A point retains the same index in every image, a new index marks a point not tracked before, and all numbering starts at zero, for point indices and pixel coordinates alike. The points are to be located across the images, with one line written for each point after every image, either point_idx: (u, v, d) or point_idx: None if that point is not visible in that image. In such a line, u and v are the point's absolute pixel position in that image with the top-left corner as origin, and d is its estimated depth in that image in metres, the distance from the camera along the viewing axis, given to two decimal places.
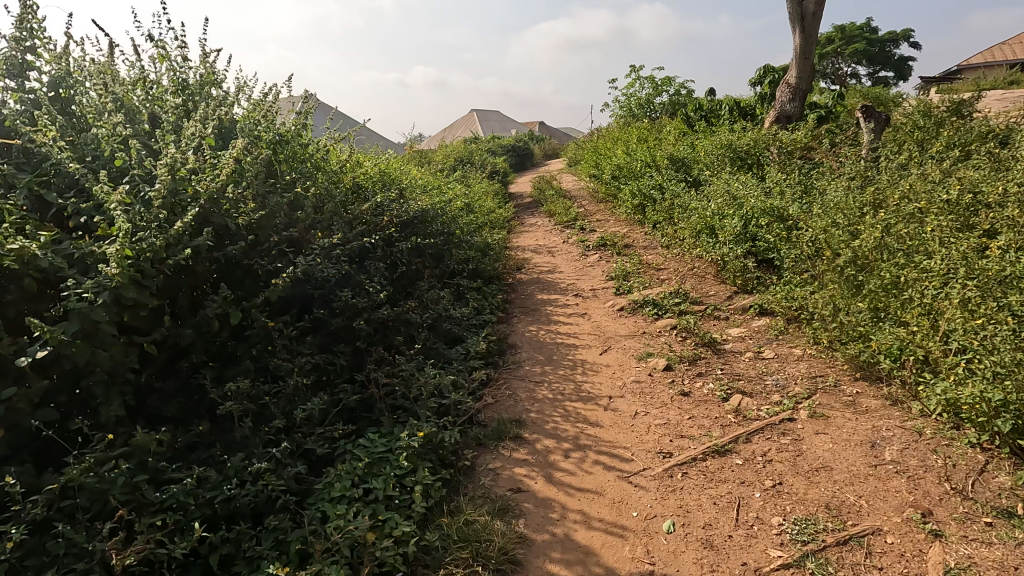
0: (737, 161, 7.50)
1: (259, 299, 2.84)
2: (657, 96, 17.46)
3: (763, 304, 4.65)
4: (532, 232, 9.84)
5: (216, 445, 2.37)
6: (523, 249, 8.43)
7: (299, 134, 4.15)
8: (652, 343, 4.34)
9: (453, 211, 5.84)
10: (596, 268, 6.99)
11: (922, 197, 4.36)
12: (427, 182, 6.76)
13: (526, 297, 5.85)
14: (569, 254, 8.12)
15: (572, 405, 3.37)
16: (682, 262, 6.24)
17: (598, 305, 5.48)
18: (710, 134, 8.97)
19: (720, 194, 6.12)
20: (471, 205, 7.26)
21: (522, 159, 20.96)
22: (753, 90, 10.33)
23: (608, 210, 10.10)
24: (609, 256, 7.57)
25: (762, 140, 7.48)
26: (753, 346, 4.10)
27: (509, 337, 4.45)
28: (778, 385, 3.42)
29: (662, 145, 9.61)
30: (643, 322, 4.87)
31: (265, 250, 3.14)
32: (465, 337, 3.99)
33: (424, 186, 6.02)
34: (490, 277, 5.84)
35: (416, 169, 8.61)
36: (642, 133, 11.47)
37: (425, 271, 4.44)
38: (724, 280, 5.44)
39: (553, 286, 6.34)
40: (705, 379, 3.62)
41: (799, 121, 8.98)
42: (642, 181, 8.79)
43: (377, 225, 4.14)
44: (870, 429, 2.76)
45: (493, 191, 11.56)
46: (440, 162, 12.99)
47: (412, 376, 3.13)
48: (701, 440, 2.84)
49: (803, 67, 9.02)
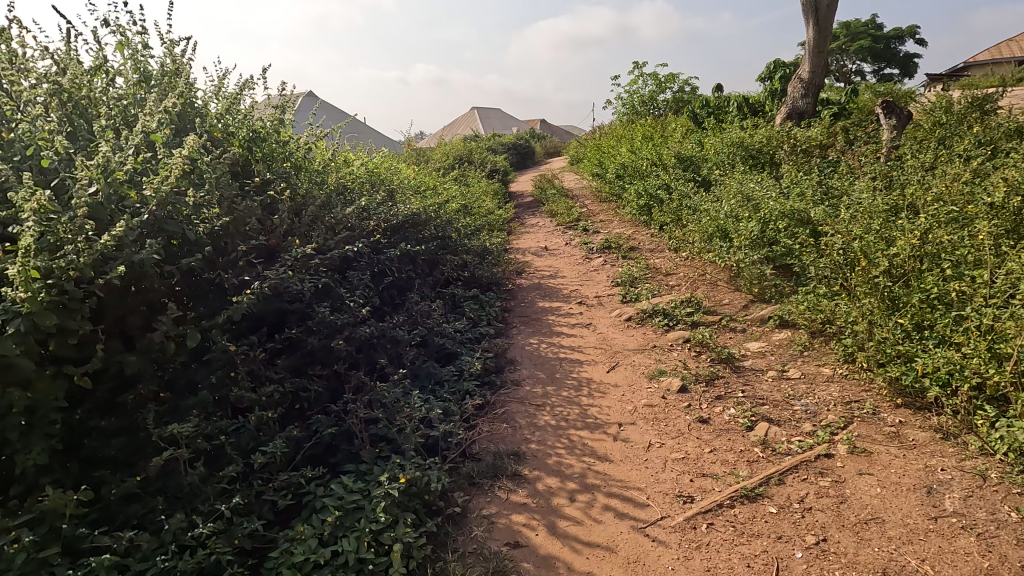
0: (748, 160, 7.13)
1: (220, 319, 2.49)
2: (661, 93, 17.10)
3: (784, 316, 4.28)
4: (533, 233, 9.48)
5: (160, 497, 2.02)
6: (524, 252, 8.07)
7: (278, 131, 3.79)
8: (664, 358, 3.98)
9: (448, 212, 5.47)
10: (601, 272, 6.63)
11: (959, 200, 4.01)
12: (422, 182, 6.40)
13: (526, 305, 5.49)
14: (572, 257, 7.76)
15: (577, 433, 3.01)
16: (692, 267, 5.88)
17: (604, 314, 5.12)
18: (719, 131, 8.59)
19: (733, 194, 5.75)
20: (468, 206, 6.89)
21: (523, 158, 20.59)
22: (763, 85, 9.96)
23: (612, 210, 9.74)
24: (614, 259, 7.21)
25: (775, 138, 7.12)
26: (775, 364, 3.73)
27: (508, 352, 4.09)
28: (809, 411, 3.06)
29: (668, 142, 9.23)
30: (653, 334, 4.50)
31: (231, 262, 2.79)
32: (459, 354, 3.63)
33: (418, 186, 5.65)
34: (488, 284, 5.48)
35: (412, 168, 8.25)
36: (647, 130, 11.09)
37: (416, 280, 4.08)
38: (738, 287, 5.08)
39: (555, 293, 5.98)
40: (725, 402, 3.26)
41: (812, 118, 8.60)
42: (648, 181, 8.42)
43: (363, 231, 3.78)
44: (922, 470, 2.40)
45: (493, 190, 11.20)
46: (438, 161, 12.63)
47: (396, 404, 2.77)
48: (727, 481, 2.48)
49: (816, 61, 8.65)
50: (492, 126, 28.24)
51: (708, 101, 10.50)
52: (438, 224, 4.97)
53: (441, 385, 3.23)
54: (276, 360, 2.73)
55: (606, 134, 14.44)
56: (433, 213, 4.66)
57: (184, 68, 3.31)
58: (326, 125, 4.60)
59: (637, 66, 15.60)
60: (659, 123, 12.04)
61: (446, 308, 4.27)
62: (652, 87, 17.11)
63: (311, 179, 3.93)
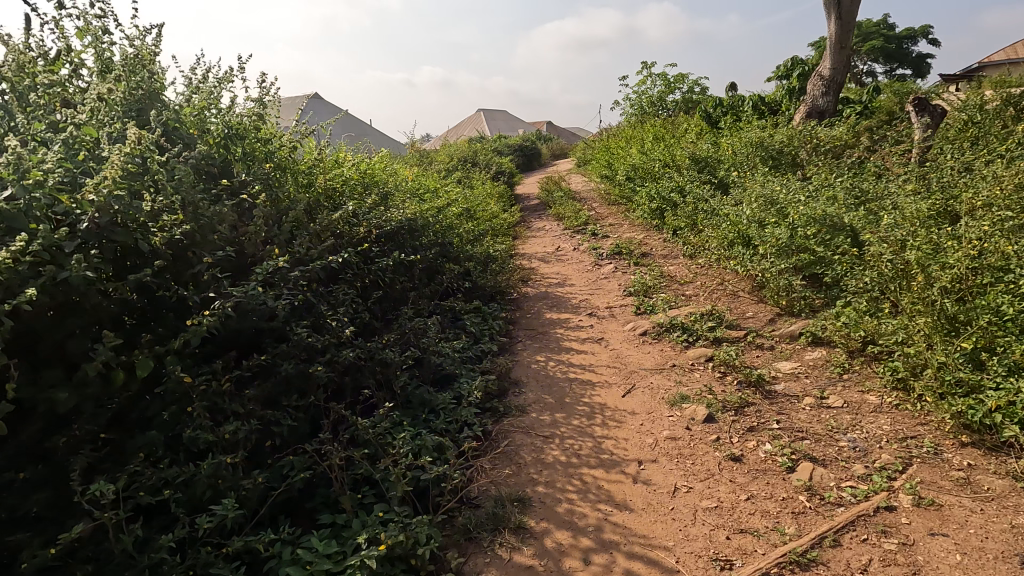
0: (768, 162, 6.73)
1: (174, 345, 2.13)
2: (671, 94, 16.71)
3: (817, 333, 3.88)
4: (540, 238, 9.11)
5: (87, 567, 1.67)
6: (531, 258, 7.70)
7: (260, 128, 3.44)
8: (685, 380, 3.59)
9: (449, 217, 5.11)
10: (612, 281, 6.24)
11: (1016, 205, 3.60)
12: (422, 184, 6.04)
13: (532, 317, 5.11)
14: (580, 262, 7.38)
15: (591, 473, 2.63)
16: (711, 276, 5.49)
17: (616, 328, 4.73)
18: (735, 131, 8.19)
19: (755, 198, 5.35)
20: (471, 209, 6.52)
21: (530, 159, 20.22)
22: (781, 84, 9.54)
23: (622, 214, 9.35)
24: (625, 266, 6.83)
25: (796, 138, 6.72)
26: (811, 389, 3.34)
27: (512, 372, 3.72)
28: (858, 449, 2.66)
29: (681, 143, 8.83)
30: (672, 351, 4.11)
31: (193, 276, 2.43)
32: (457, 377, 3.26)
33: (416, 189, 5.28)
34: (492, 294, 5.10)
35: (413, 171, 7.90)
36: (658, 131, 10.70)
37: (411, 292, 3.71)
38: (763, 299, 4.68)
39: (564, 303, 5.60)
40: (758, 436, 2.87)
41: (833, 118, 8.18)
42: (661, 183, 8.03)
43: (352, 239, 3.42)
44: (1010, 532, 2.01)
45: (498, 193, 10.84)
46: (442, 162, 12.29)
47: (382, 442, 2.40)
48: (772, 542, 2.10)
49: (838, 57, 8.23)
50: (498, 127, 27.91)
51: (722, 101, 10.11)
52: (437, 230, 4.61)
53: (436, 415, 2.85)
54: (243, 390, 2.37)
55: (615, 135, 14.06)
56: (432, 219, 4.30)
57: (152, 55, 2.97)
58: (315, 122, 4.25)
59: (646, 66, 15.22)
60: (670, 124, 11.64)
61: (444, 323, 3.90)
62: (661, 87, 16.71)
63: (296, 181, 3.57)
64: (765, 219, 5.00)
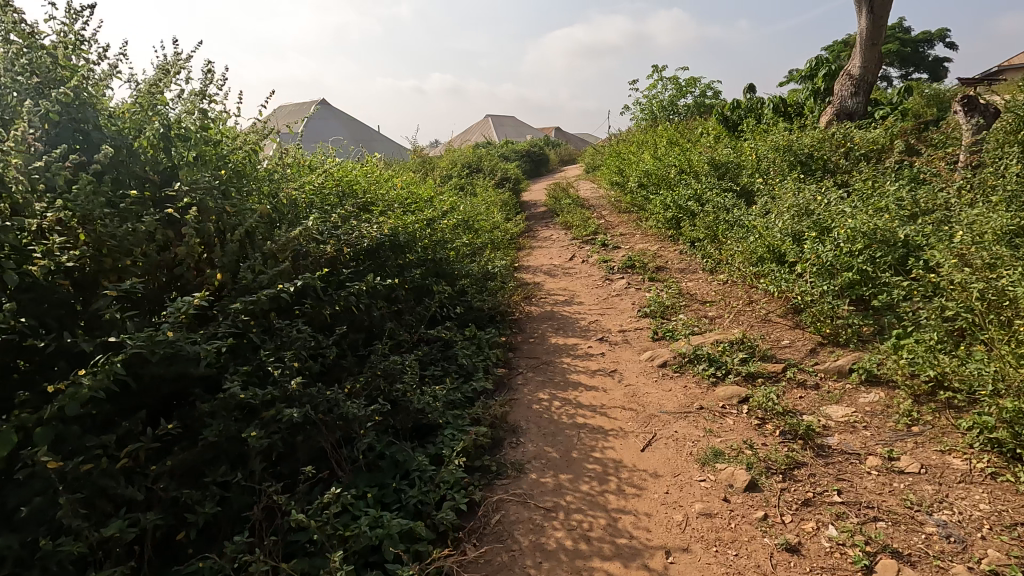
0: (797, 168, 6.13)
1: (45, 414, 1.60)
2: (683, 98, 16.14)
3: (872, 370, 3.27)
4: (546, 249, 8.55)
5: None
6: (536, 271, 7.14)
7: (210, 128, 2.92)
8: (716, 429, 3.00)
9: (443, 230, 4.56)
10: (625, 298, 5.66)
11: None
12: (415, 193, 5.50)
13: (536, 342, 4.53)
14: (589, 276, 6.81)
15: (605, 567, 2.06)
16: (736, 296, 4.89)
17: (631, 357, 4.14)
18: (758, 134, 7.60)
19: (787, 209, 4.76)
20: (470, 219, 5.97)
21: (537, 165, 19.68)
22: (806, 85, 8.93)
23: (634, 222, 8.77)
24: (638, 281, 6.24)
25: (828, 141, 6.11)
26: (874, 446, 2.73)
27: (508, 417, 3.15)
28: (954, 538, 2.07)
29: (698, 147, 8.24)
30: (697, 388, 3.51)
31: (92, 313, 1.91)
32: (440, 429, 2.70)
33: (407, 198, 4.73)
34: (490, 317, 4.53)
35: (410, 178, 7.37)
36: (672, 135, 10.11)
37: (389, 322, 3.16)
38: (800, 325, 4.08)
39: (571, 324, 5.03)
40: (818, 512, 2.28)
41: (865, 120, 7.57)
42: (677, 191, 7.44)
43: (317, 261, 2.88)
44: None
45: (502, 201, 10.31)
46: (444, 169, 11.77)
47: (331, 534, 1.85)
48: None
49: (870, 55, 7.61)
50: (505, 133, 27.44)
51: (740, 103, 9.51)
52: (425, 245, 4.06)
53: (409, 484, 2.30)
54: (148, 465, 1.83)
55: (625, 140, 13.48)
56: (421, 233, 3.75)
57: (72, 39, 2.46)
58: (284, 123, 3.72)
59: (657, 68, 14.68)
60: (684, 128, 11.05)
61: (430, 356, 3.34)
62: (672, 91, 16.13)
63: (254, 191, 3.04)
64: (801, 232, 4.41)
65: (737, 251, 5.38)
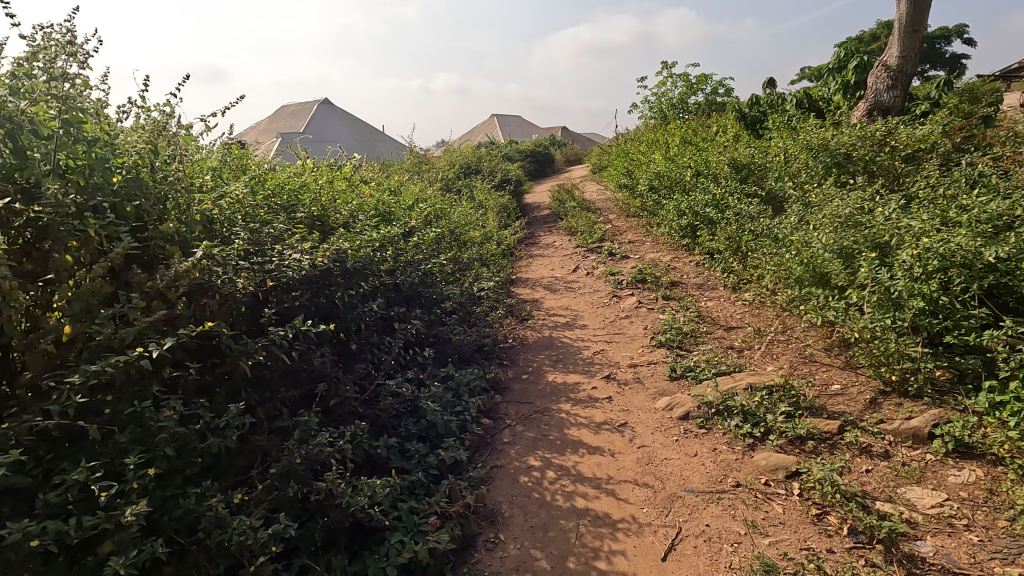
0: (833, 171, 5.35)
1: None
2: (695, 94, 15.34)
3: (962, 438, 2.52)
4: (548, 258, 7.81)
5: None
6: (536, 286, 6.41)
7: (89, 123, 2.21)
8: (764, 523, 2.26)
9: (418, 245, 3.82)
10: (635, 321, 4.92)
11: None
12: (392, 200, 4.77)
13: (529, 380, 3.79)
14: (595, 292, 6.08)
15: None
16: (769, 327, 4.14)
17: (644, 403, 3.40)
18: (784, 132, 6.82)
19: (830, 221, 3.99)
20: (458, 228, 5.23)
21: (542, 165, 18.92)
22: (834, 77, 8.13)
23: (644, 229, 8.02)
24: (650, 299, 5.50)
25: (869, 139, 5.33)
26: (988, 562, 1.99)
27: (486, 500, 2.43)
28: None
29: (716, 147, 7.46)
30: (731, 453, 2.77)
31: None
32: (385, 535, 2.00)
33: (377, 206, 4.00)
34: (475, 350, 3.80)
35: (396, 182, 6.63)
36: (686, 134, 9.33)
37: (328, 376, 2.46)
38: (854, 367, 3.33)
39: (572, 354, 4.29)
40: None
41: (904, 115, 6.78)
42: (693, 196, 6.68)
43: (227, 301, 2.18)
44: None
45: (502, 205, 9.57)
46: (441, 170, 11.05)
47: None
48: None
49: (910, 43, 6.82)
50: (510, 132, 26.71)
51: (759, 98, 8.72)
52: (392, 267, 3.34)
53: None
54: None
55: (634, 139, 12.69)
56: (385, 254, 3.04)
57: None
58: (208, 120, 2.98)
59: (667, 64, 13.88)
60: (697, 125, 10.26)
61: (388, 416, 2.62)
62: (682, 88, 15.34)
63: (156, 206, 2.33)
64: (852, 249, 3.64)
65: (769, 268, 4.62)
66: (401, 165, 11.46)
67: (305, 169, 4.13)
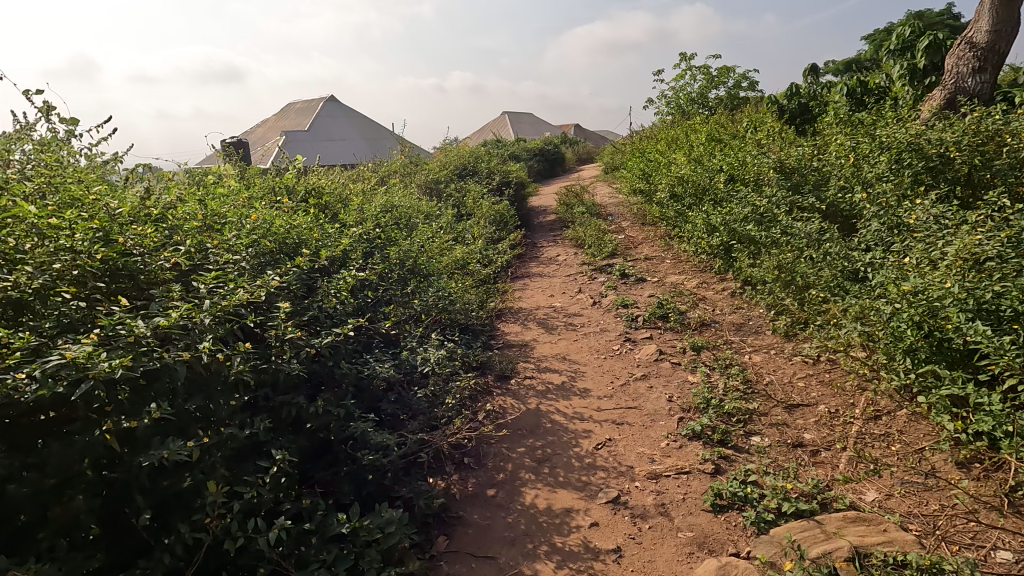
0: (925, 179, 3.98)
1: None
2: (718, 86, 13.94)
3: None
4: (547, 279, 6.52)
5: None
6: (529, 320, 5.12)
7: None
8: None
9: (326, 299, 2.55)
10: (654, 387, 3.60)
11: None
12: (321, 220, 3.50)
13: (493, 503, 2.53)
14: (602, 330, 4.77)
15: None
16: (860, 428, 2.85)
17: (674, 567, 2.11)
18: (842, 126, 5.44)
19: (960, 264, 2.69)
20: (418, 256, 3.94)
21: (551, 164, 17.62)
22: (898, 61, 6.71)
23: (664, 244, 6.69)
24: (673, 347, 4.18)
25: (973, 136, 3.96)
26: None
27: None
28: None
29: (753, 145, 6.07)
30: None
31: None
32: None
33: (273, 237, 2.72)
34: (414, 457, 2.54)
35: (358, 194, 5.38)
36: (713, 129, 7.97)
37: None
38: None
39: (565, 445, 2.99)
40: None
41: (997, 104, 5.36)
42: (727, 208, 5.32)
43: None
44: None
45: (498, 212, 8.27)
46: (430, 172, 9.75)
47: None
48: None
49: (1007, 14, 5.38)
50: (518, 130, 25.37)
51: (802, 88, 7.34)
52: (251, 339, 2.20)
53: None
54: None
55: (651, 136, 11.33)
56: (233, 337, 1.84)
57: None
58: None
59: (685, 54, 12.53)
60: (724, 120, 8.85)
61: None
62: (703, 79, 13.89)
63: None
64: (1016, 324, 2.39)
65: (848, 319, 3.28)
66: (387, 166, 10.20)
67: (180, 190, 2.90)
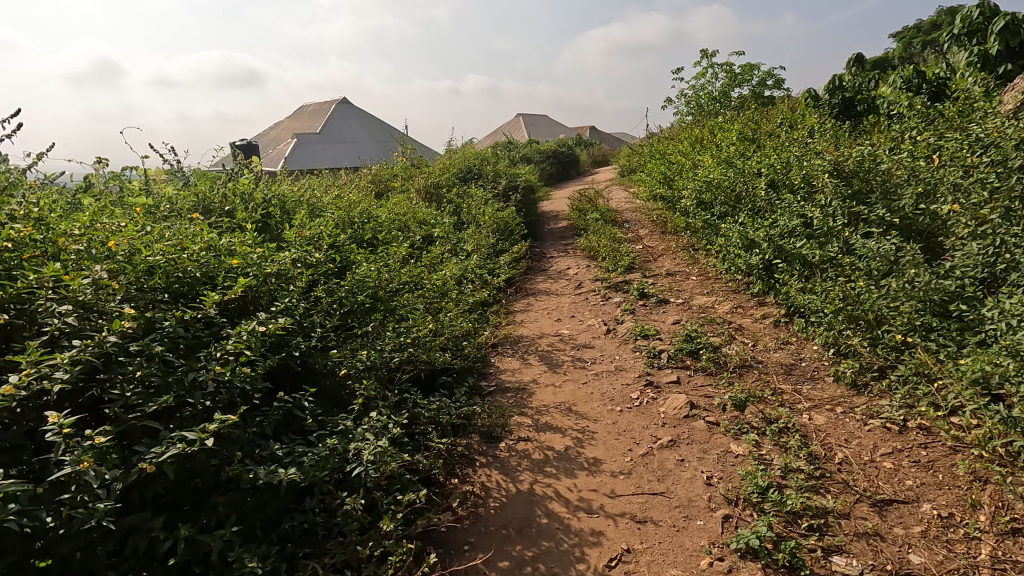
0: None
1: None
2: (742, 85, 13.02)
3: None
4: (554, 298, 5.67)
5: None
6: (529, 353, 4.29)
7: None
8: None
9: (209, 365, 1.76)
10: (686, 461, 2.74)
11: None
12: (250, 242, 2.71)
13: None
14: (617, 369, 3.92)
15: None
16: (996, 551, 1.98)
17: None
18: (907, 120, 4.53)
19: None
20: (384, 284, 3.14)
21: (564, 167, 16.80)
22: (966, 49, 5.78)
23: (690, 258, 5.80)
24: (707, 398, 3.32)
25: None
26: None
27: None
28: None
29: (796, 145, 5.17)
30: None
31: None
32: None
33: (146, 276, 1.95)
34: None
35: (329, 203, 4.60)
36: (743, 128, 7.07)
37: None
38: None
39: (568, 561, 2.15)
40: None
41: None
42: (768, 220, 4.44)
43: None
44: None
45: (501, 219, 7.45)
46: (431, 174, 8.97)
47: None
48: None
49: None
50: (531, 131, 24.53)
51: (848, 80, 6.43)
52: (40, 446, 1.50)
53: None
54: None
55: (672, 136, 10.45)
56: None
57: None
58: None
59: (707, 51, 11.66)
60: (754, 118, 7.92)
61: None
62: (726, 77, 12.99)
63: None
64: None
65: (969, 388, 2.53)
66: (384, 168, 9.42)
67: (33, 210, 2.13)
